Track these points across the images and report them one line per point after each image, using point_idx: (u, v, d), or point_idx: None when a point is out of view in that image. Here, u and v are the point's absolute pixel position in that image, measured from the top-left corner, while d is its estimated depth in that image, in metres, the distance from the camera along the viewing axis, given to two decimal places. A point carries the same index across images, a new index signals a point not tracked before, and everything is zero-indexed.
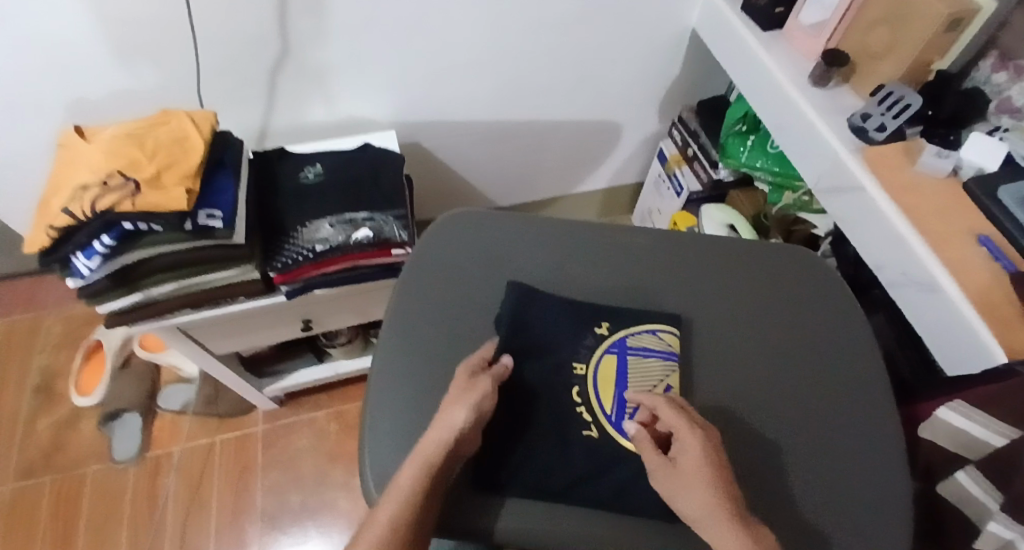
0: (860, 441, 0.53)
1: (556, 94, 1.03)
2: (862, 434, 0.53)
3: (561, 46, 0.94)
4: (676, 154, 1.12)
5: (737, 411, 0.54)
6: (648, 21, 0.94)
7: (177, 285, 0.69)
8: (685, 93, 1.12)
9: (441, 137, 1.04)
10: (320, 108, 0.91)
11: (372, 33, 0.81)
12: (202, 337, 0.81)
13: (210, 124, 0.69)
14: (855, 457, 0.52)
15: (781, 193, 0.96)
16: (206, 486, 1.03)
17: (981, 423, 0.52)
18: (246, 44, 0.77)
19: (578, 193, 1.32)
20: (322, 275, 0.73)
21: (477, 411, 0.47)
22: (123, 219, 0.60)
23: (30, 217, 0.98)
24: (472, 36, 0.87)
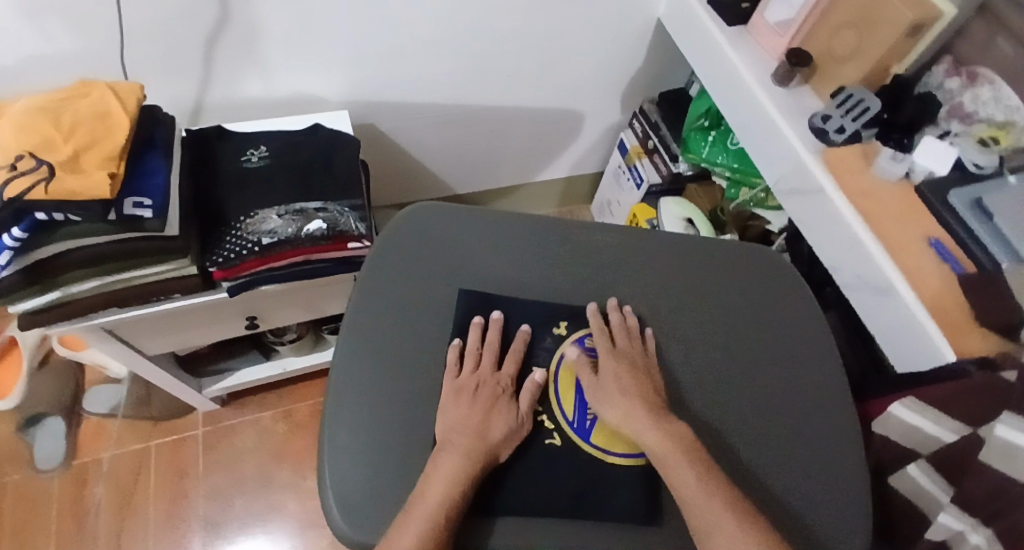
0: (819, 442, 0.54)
1: (519, 80, 1.00)
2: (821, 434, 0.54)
3: (525, 31, 0.91)
4: (636, 146, 1.11)
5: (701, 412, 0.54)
6: (613, 8, 0.92)
7: (102, 282, 0.62)
8: (646, 84, 1.11)
9: (399, 121, 0.99)
10: (265, 86, 0.84)
11: (324, 4, 0.76)
12: (132, 337, 0.74)
13: (137, 99, 0.62)
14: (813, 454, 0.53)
15: (738, 189, 0.96)
16: (140, 493, 0.95)
17: (935, 420, 0.55)
18: (180, 9, 0.69)
19: (538, 182, 1.29)
20: (269, 270, 0.68)
21: (479, 416, 0.48)
22: (35, 207, 0.52)
23: None
24: (430, 15, 0.82)
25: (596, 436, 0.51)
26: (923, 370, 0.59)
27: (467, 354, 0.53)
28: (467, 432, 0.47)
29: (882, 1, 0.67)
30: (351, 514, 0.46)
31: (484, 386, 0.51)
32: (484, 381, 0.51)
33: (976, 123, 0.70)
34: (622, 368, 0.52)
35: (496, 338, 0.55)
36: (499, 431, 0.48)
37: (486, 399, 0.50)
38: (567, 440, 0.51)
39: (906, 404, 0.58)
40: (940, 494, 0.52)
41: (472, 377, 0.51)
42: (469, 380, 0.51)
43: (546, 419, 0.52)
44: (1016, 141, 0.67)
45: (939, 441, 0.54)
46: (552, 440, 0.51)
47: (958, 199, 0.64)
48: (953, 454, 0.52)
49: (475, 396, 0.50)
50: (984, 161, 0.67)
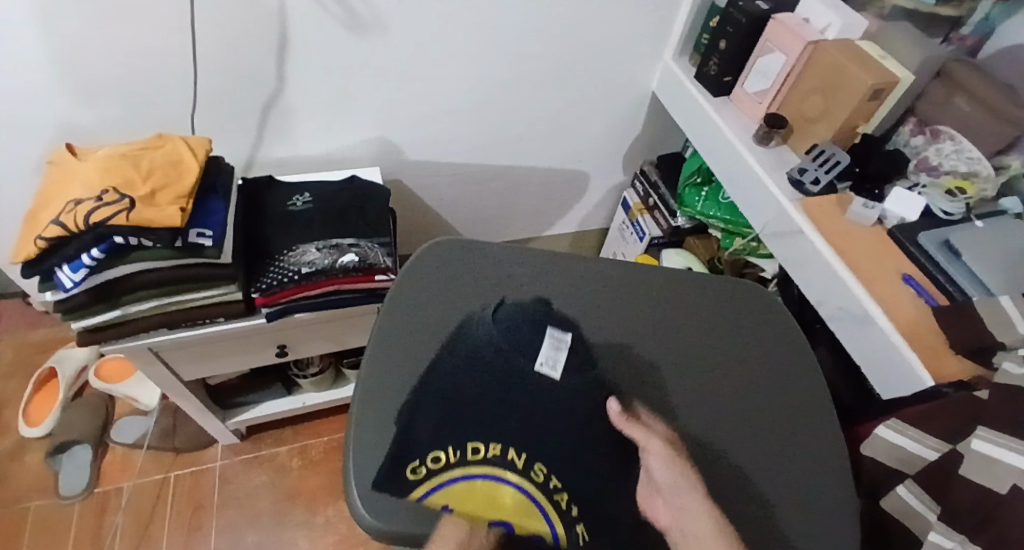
0: (812, 457, 0.57)
1: (532, 142, 1.11)
2: (813, 447, 0.58)
3: (539, 100, 1.03)
4: (638, 203, 1.21)
5: (693, 421, 0.59)
6: (614, 82, 1.05)
7: (158, 304, 0.70)
8: (646, 148, 1.22)
9: (423, 177, 1.10)
10: (309, 143, 0.96)
11: (367, 77, 0.88)
12: (173, 361, 0.80)
13: (205, 149, 0.72)
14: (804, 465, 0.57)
15: (732, 239, 1.04)
16: (157, 524, 0.98)
17: (919, 442, 0.58)
18: (246, 79, 0.82)
19: (547, 236, 1.38)
20: (304, 298, 0.75)
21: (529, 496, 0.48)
22: (115, 232, 0.61)
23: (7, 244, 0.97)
24: (457, 87, 0.95)
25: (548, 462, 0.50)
26: (905, 394, 0.63)
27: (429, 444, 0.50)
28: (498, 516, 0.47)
29: (843, 74, 0.78)
30: (375, 506, 0.49)
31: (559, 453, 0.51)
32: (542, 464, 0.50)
33: (942, 175, 0.77)
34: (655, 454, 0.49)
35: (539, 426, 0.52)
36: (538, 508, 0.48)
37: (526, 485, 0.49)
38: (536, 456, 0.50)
39: (892, 427, 0.60)
40: (928, 512, 0.54)
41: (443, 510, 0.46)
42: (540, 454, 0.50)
43: (519, 458, 0.50)
44: (981, 190, 0.75)
45: (922, 459, 0.57)
46: (530, 477, 0.49)
47: (928, 240, 0.71)
48: (940, 469, 0.54)
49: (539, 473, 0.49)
50: (951, 208, 0.73)
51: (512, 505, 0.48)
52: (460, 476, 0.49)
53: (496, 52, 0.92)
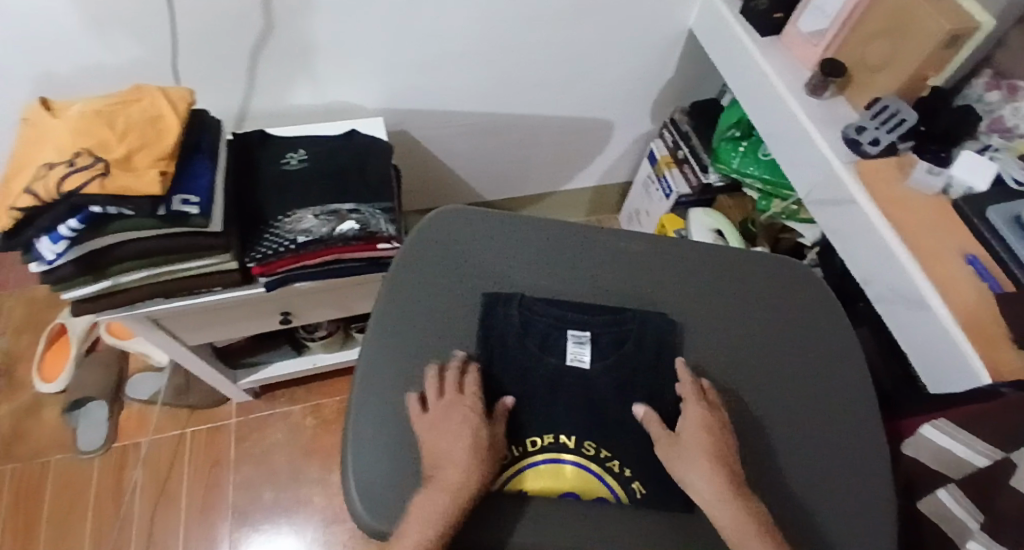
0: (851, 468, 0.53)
1: (548, 88, 1.01)
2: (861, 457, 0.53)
3: (555, 41, 0.92)
4: (666, 156, 1.11)
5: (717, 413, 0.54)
6: (642, 22, 0.94)
7: (149, 274, 0.66)
8: (677, 94, 1.11)
9: (431, 128, 1.02)
10: (306, 93, 0.88)
11: (360, 15, 0.78)
12: (174, 327, 0.78)
13: (187, 104, 0.65)
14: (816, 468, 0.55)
15: (770, 201, 0.95)
16: (175, 478, 1.00)
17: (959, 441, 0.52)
18: (230, 20, 0.73)
19: (566, 190, 1.30)
20: (303, 267, 0.71)
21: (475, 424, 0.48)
22: (92, 201, 0.55)
23: None
24: (463, 25, 0.85)
25: (590, 461, 0.50)
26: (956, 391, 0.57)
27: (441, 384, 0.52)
28: (457, 442, 0.47)
29: (912, 12, 0.66)
30: (374, 505, 0.47)
31: (454, 413, 0.49)
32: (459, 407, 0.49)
33: (1016, 139, 0.68)
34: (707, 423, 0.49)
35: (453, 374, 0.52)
36: (480, 460, 0.46)
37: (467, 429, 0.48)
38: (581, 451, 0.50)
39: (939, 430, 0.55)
40: (970, 520, 0.48)
41: (451, 446, 0.47)
42: (438, 410, 0.49)
43: (569, 437, 0.51)
44: None
45: (971, 465, 0.51)
46: (584, 454, 0.50)
47: (998, 215, 0.62)
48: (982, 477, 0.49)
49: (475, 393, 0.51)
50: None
51: (579, 481, 0.49)
52: (524, 467, 0.49)
53: None
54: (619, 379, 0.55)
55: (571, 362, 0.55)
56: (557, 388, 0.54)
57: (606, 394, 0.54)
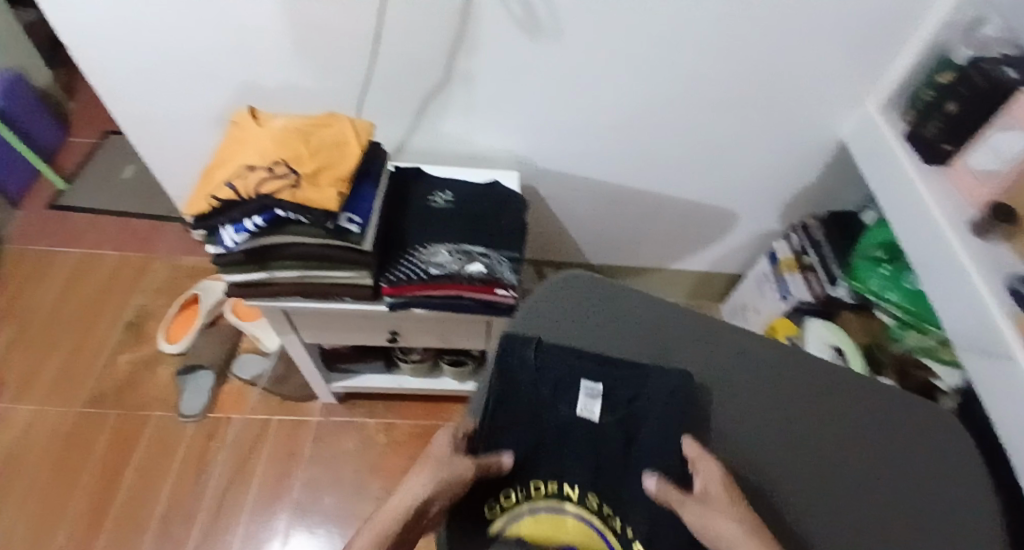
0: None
1: (681, 171, 1.03)
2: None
3: (700, 130, 0.95)
4: (790, 258, 1.10)
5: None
6: (789, 126, 0.94)
7: (299, 274, 0.72)
8: (811, 198, 1.09)
9: (560, 189, 1.07)
10: (460, 139, 0.96)
11: (527, 81, 0.85)
12: (300, 323, 0.85)
13: (367, 135, 0.73)
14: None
15: (907, 331, 0.90)
16: (254, 460, 1.06)
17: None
18: (418, 68, 0.83)
19: (672, 269, 1.30)
20: (426, 297, 0.75)
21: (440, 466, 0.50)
22: (279, 206, 0.63)
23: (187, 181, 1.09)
24: (615, 104, 0.90)
25: (591, 519, 0.52)
26: None
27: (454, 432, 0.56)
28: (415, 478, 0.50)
29: None
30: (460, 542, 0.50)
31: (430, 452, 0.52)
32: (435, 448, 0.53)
33: None
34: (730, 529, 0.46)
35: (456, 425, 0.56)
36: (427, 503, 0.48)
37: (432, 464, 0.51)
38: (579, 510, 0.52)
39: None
40: None
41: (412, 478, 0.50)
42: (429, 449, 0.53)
43: (574, 489, 0.53)
44: None
45: None
46: (586, 507, 0.52)
47: None
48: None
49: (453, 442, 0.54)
50: None
51: (579, 534, 0.51)
52: (526, 512, 0.52)
53: (667, 74, 0.85)
54: (639, 437, 0.55)
55: (581, 413, 0.57)
56: (567, 441, 0.55)
57: (624, 453, 0.55)
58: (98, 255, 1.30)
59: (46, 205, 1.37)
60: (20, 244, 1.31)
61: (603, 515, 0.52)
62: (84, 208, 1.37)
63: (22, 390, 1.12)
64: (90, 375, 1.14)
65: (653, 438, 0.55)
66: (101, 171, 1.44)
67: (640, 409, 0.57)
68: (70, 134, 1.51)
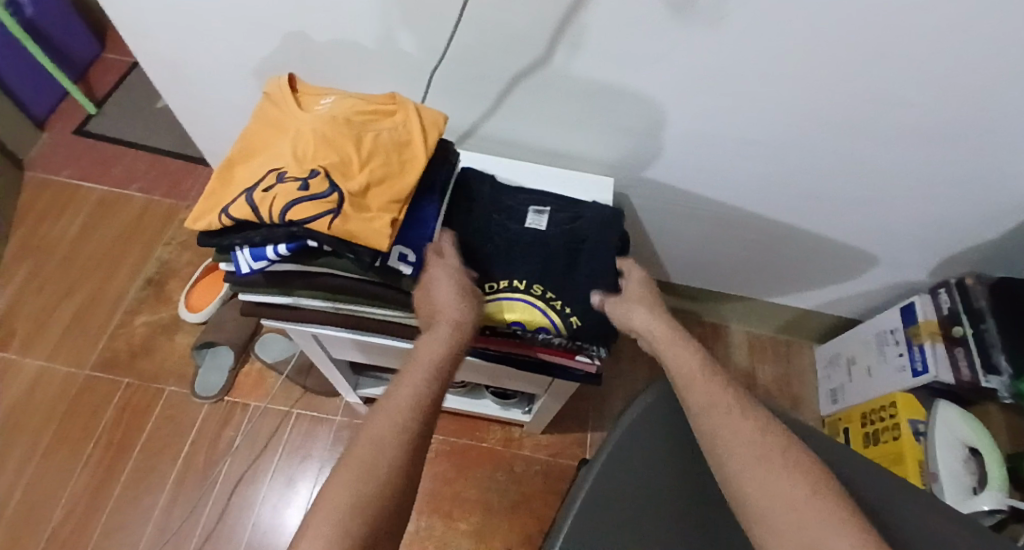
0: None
1: (818, 203, 0.81)
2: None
3: (865, 159, 0.72)
4: (933, 322, 0.87)
5: None
6: (992, 171, 0.70)
7: (330, 304, 0.56)
8: (977, 256, 0.85)
9: (656, 202, 0.87)
10: (547, 131, 0.76)
11: (651, 72, 0.64)
12: (328, 342, 0.70)
13: (438, 134, 0.54)
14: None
15: None
16: (268, 455, 0.96)
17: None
18: (512, 41, 0.63)
19: (765, 301, 1.09)
20: (483, 347, 0.60)
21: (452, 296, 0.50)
22: (312, 237, 0.45)
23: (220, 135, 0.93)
24: (760, 116, 0.68)
25: (535, 310, 0.55)
26: None
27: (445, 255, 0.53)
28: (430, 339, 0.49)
29: None
30: None
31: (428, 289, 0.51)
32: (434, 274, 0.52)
33: None
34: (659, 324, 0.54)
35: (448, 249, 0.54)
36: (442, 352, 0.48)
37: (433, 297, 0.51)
38: (530, 293, 0.55)
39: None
40: None
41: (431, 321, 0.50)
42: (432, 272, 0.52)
43: (521, 281, 0.56)
44: None
45: None
46: (531, 293, 0.55)
47: None
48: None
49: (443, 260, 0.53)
50: None
51: (524, 315, 0.55)
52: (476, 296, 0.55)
53: (849, 83, 0.61)
54: (577, 232, 0.62)
55: (530, 227, 0.61)
56: (518, 248, 0.59)
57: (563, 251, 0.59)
58: (124, 196, 1.18)
59: (74, 130, 1.24)
60: (43, 173, 1.19)
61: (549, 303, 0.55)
62: (115, 137, 1.24)
63: (32, 339, 1.03)
64: (102, 334, 1.04)
65: (596, 239, 0.61)
66: (134, 97, 1.30)
67: (580, 218, 0.63)
68: (106, 49, 1.36)
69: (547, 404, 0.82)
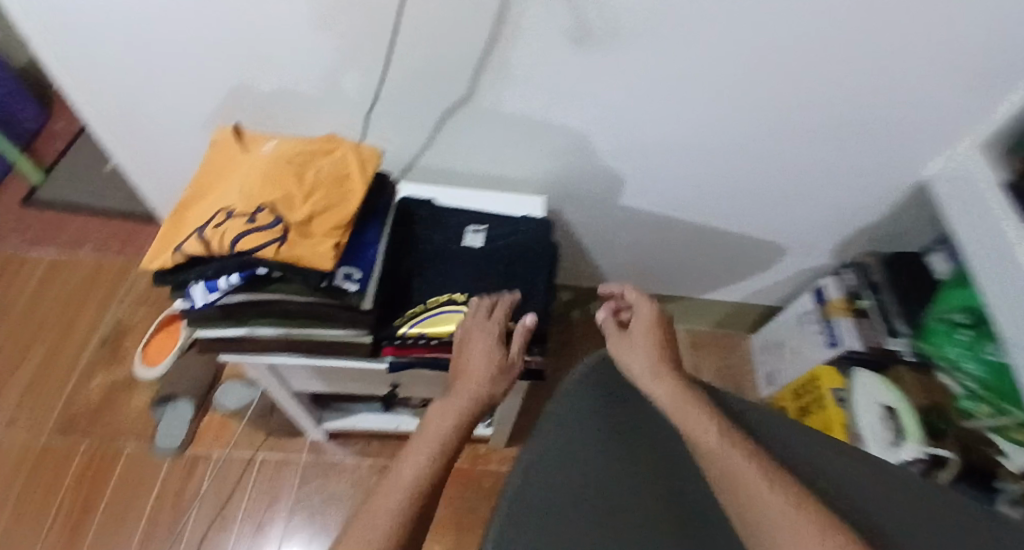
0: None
1: (728, 202, 0.91)
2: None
3: (760, 160, 0.82)
4: (841, 301, 0.96)
5: None
6: (862, 160, 0.81)
7: (285, 331, 0.60)
8: (870, 236, 0.97)
9: (588, 214, 0.95)
10: (481, 158, 0.83)
11: (565, 98, 0.72)
12: (287, 373, 0.73)
13: (374, 165, 0.60)
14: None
15: (981, 405, 0.78)
16: (235, 502, 0.96)
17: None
18: (440, 80, 0.70)
19: (702, 298, 1.18)
20: (435, 357, 0.62)
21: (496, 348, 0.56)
22: (260, 264, 0.50)
23: (170, 190, 0.96)
24: (663, 129, 0.77)
25: None
26: None
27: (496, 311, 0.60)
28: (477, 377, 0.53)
29: None
30: None
31: (484, 337, 0.57)
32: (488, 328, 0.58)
33: None
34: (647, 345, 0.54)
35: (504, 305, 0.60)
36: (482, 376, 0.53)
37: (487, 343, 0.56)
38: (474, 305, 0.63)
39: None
40: None
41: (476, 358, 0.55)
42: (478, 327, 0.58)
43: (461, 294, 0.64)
44: None
45: None
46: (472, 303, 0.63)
47: None
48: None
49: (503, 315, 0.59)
50: None
51: None
52: (428, 312, 0.62)
53: (731, 96, 0.72)
54: (506, 245, 0.69)
55: (467, 244, 0.69)
56: (445, 262, 0.67)
57: (488, 259, 0.68)
58: (74, 258, 1.18)
59: (18, 199, 1.24)
60: None
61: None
62: (60, 202, 1.25)
63: None
64: (55, 399, 1.02)
65: (526, 250, 0.69)
66: (80, 162, 1.31)
67: (512, 238, 0.70)
68: (49, 117, 1.37)
69: (505, 412, 0.86)
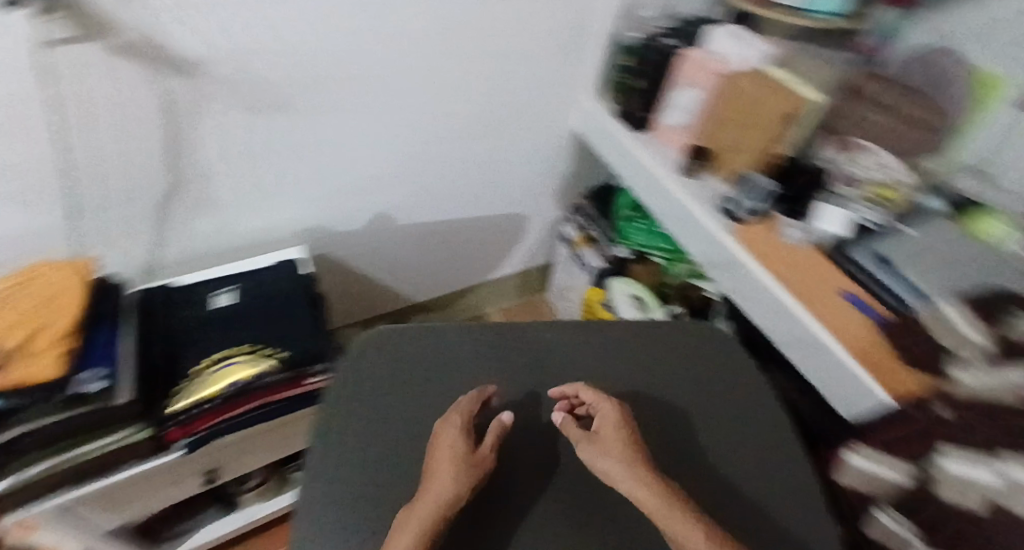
0: (687, 391, 0.63)
1: (457, 196, 1.07)
2: (700, 360, 0.67)
3: (457, 154, 0.99)
4: (583, 235, 1.17)
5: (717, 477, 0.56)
6: (529, 129, 1.03)
7: (46, 466, 0.59)
8: (574, 183, 1.21)
9: (352, 248, 1.04)
10: (219, 236, 0.88)
11: (266, 158, 0.81)
12: (79, 521, 0.68)
13: (89, 273, 0.63)
14: (718, 439, 0.59)
15: (677, 265, 1.05)
16: None
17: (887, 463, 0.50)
18: (138, 182, 0.74)
19: (491, 279, 1.34)
20: (226, 419, 0.67)
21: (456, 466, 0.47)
22: None
23: None
24: (367, 157, 0.90)
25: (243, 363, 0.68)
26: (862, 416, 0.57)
27: (459, 414, 0.53)
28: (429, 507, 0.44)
29: (749, 96, 0.74)
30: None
31: (446, 453, 0.48)
32: (439, 445, 0.50)
33: (862, 183, 0.72)
34: (613, 418, 0.52)
35: (467, 407, 0.54)
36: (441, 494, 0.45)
37: (447, 460, 0.48)
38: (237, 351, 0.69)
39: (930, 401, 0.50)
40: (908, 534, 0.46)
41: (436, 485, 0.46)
42: (442, 444, 0.50)
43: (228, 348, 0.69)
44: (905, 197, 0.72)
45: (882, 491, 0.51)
46: (238, 350, 0.69)
47: (861, 256, 0.68)
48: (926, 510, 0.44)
49: (457, 423, 0.52)
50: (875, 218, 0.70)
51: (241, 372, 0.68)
52: (197, 377, 0.67)
53: (403, 115, 0.87)
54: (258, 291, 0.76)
55: (213, 306, 0.74)
56: (203, 328, 0.71)
57: (243, 314, 0.73)
58: None
59: None
60: None
61: (263, 353, 0.70)
62: None
63: None
64: None
65: (278, 288, 0.77)
66: None
67: (261, 284, 0.77)
68: None
69: None
